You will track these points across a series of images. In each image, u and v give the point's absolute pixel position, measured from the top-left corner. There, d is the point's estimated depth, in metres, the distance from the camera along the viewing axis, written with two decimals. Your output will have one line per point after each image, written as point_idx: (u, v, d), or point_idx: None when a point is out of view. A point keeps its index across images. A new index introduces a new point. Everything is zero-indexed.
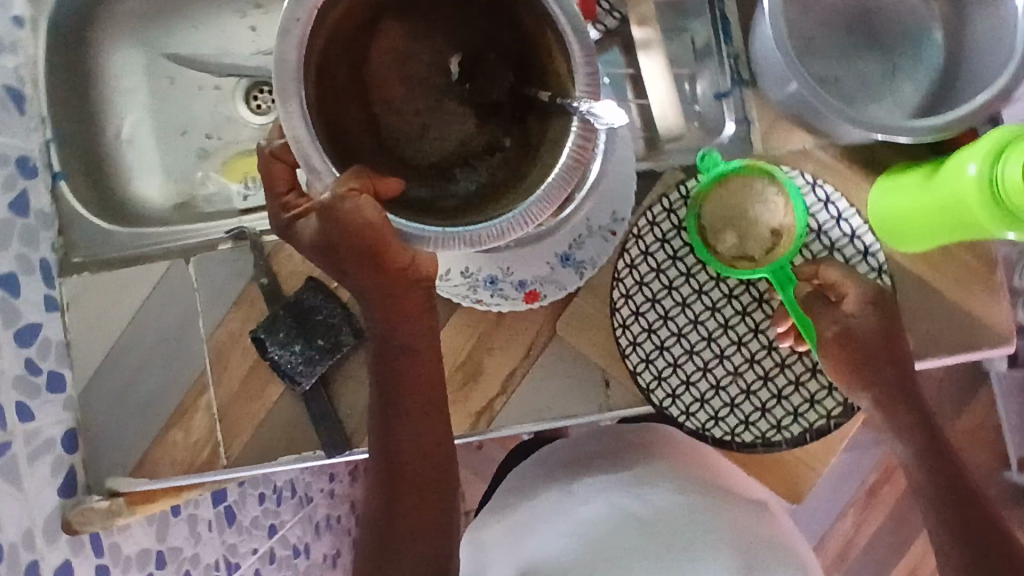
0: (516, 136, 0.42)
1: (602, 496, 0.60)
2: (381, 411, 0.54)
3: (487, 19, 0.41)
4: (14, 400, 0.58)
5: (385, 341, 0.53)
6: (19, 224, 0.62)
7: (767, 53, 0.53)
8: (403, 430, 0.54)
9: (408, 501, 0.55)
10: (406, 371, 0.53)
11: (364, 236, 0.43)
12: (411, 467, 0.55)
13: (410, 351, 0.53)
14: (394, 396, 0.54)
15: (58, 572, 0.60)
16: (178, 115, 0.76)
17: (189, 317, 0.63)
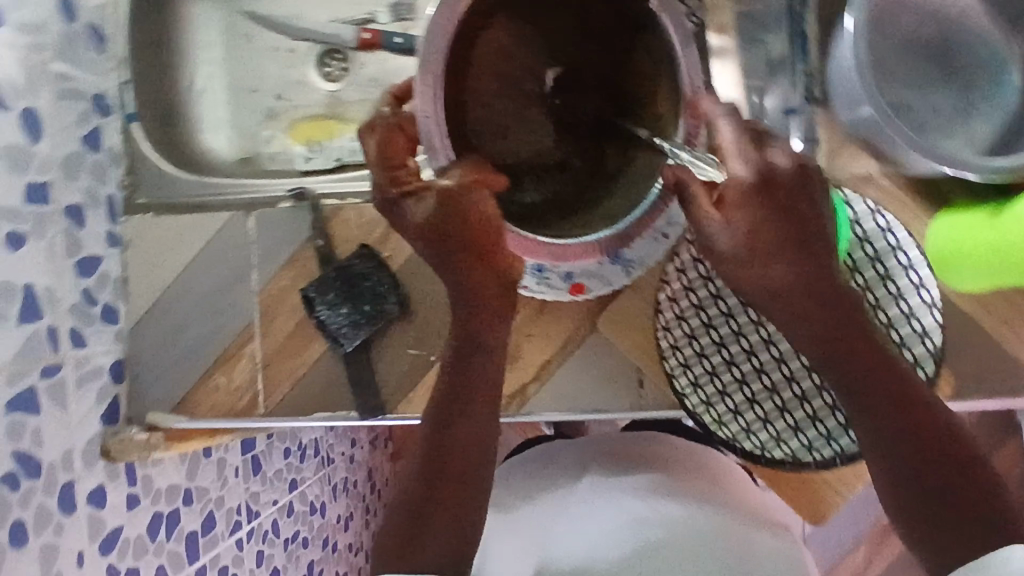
0: (582, 161, 0.56)
1: (606, 497, 0.67)
2: (447, 391, 0.53)
3: (592, 51, 0.55)
4: (69, 327, 0.60)
5: (462, 316, 0.54)
6: (90, 159, 0.64)
7: (845, 74, 0.53)
8: (464, 410, 0.52)
9: (443, 487, 0.51)
10: (484, 355, 0.53)
11: (477, 230, 0.51)
12: (459, 449, 0.52)
13: (486, 333, 0.53)
14: (460, 375, 0.53)
15: (92, 496, 0.61)
16: (251, 73, 0.78)
17: (243, 268, 0.65)
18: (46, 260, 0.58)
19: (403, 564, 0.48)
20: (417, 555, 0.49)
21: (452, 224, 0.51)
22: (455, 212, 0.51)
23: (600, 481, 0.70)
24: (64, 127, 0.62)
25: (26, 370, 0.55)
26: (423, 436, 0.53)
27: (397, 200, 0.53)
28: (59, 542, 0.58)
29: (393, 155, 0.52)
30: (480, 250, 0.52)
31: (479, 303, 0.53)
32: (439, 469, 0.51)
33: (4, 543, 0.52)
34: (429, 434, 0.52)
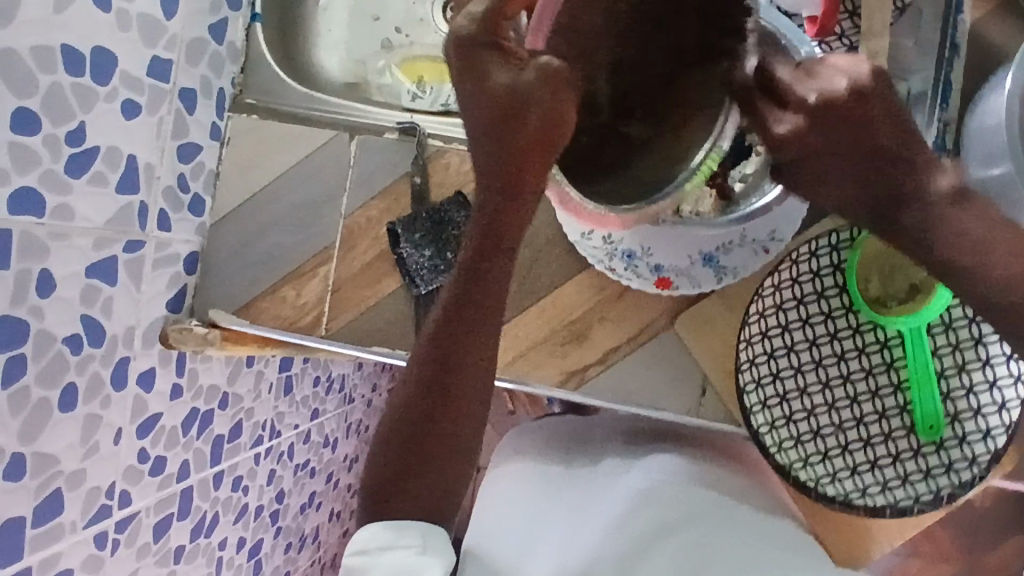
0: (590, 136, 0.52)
1: (626, 483, 0.65)
2: (439, 351, 0.51)
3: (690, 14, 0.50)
4: (159, 207, 0.60)
5: (473, 268, 0.50)
6: (212, 49, 0.64)
7: (989, 126, 0.54)
8: (458, 366, 0.51)
9: (433, 444, 0.52)
10: (484, 309, 0.51)
11: (535, 136, 0.49)
12: (449, 404, 0.51)
13: (490, 292, 0.51)
14: (456, 336, 0.51)
15: (141, 377, 0.59)
16: (376, 2, 0.79)
17: (336, 190, 0.66)
18: (153, 135, 0.58)
19: (386, 512, 0.52)
20: (399, 504, 0.52)
21: (510, 110, 0.49)
22: (519, 92, 0.48)
23: (625, 466, 0.68)
24: (197, 9, 0.61)
25: (111, 239, 0.54)
26: (408, 384, 0.52)
27: (468, 73, 0.51)
28: (103, 415, 0.55)
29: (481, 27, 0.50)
30: (523, 168, 0.50)
31: (481, 256, 0.50)
32: (425, 426, 0.52)
33: (53, 402, 0.50)
34: (415, 386, 0.52)
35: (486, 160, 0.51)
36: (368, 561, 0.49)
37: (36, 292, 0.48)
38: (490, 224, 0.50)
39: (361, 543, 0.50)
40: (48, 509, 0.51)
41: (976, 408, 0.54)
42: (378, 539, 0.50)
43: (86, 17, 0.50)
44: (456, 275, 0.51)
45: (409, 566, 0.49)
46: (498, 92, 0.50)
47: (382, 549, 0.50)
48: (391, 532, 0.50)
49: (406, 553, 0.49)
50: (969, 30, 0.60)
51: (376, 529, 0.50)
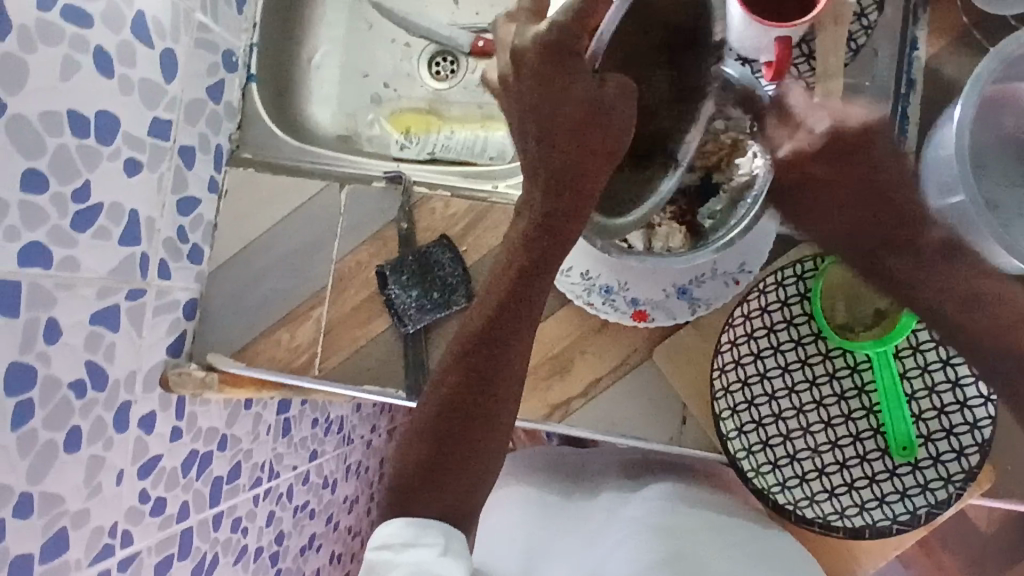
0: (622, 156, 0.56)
1: (614, 513, 0.67)
2: (478, 356, 0.53)
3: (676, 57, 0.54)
4: (160, 257, 0.63)
5: (515, 276, 0.53)
6: (210, 108, 0.68)
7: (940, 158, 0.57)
8: (495, 371, 0.53)
9: (459, 448, 0.53)
10: (521, 317, 0.53)
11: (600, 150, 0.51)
12: (480, 410, 0.53)
13: (529, 302, 0.53)
14: (495, 342, 0.53)
15: (142, 421, 0.62)
16: (365, 59, 0.83)
17: (327, 236, 0.70)
18: (154, 190, 0.61)
19: (405, 512, 0.52)
20: (418, 506, 0.52)
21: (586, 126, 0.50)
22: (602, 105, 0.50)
23: (614, 497, 0.69)
24: (195, 72, 0.66)
25: (115, 287, 0.57)
26: (447, 386, 0.54)
27: (548, 83, 0.50)
28: (105, 457, 0.58)
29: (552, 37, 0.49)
30: (585, 177, 0.51)
31: (523, 264, 0.53)
32: (454, 429, 0.53)
33: (58, 443, 0.53)
34: (449, 389, 0.53)
35: (550, 164, 0.51)
36: (390, 556, 0.50)
37: (43, 339, 0.50)
38: (538, 233, 0.52)
39: (384, 538, 0.51)
40: (53, 548, 0.53)
41: (947, 429, 0.55)
42: (400, 535, 0.51)
43: (91, 83, 0.54)
44: (495, 281, 0.54)
45: (430, 565, 0.50)
46: (575, 104, 0.50)
47: (405, 545, 0.51)
48: (414, 529, 0.51)
49: (429, 552, 0.50)
50: (923, 67, 0.63)
51: (399, 525, 0.51)
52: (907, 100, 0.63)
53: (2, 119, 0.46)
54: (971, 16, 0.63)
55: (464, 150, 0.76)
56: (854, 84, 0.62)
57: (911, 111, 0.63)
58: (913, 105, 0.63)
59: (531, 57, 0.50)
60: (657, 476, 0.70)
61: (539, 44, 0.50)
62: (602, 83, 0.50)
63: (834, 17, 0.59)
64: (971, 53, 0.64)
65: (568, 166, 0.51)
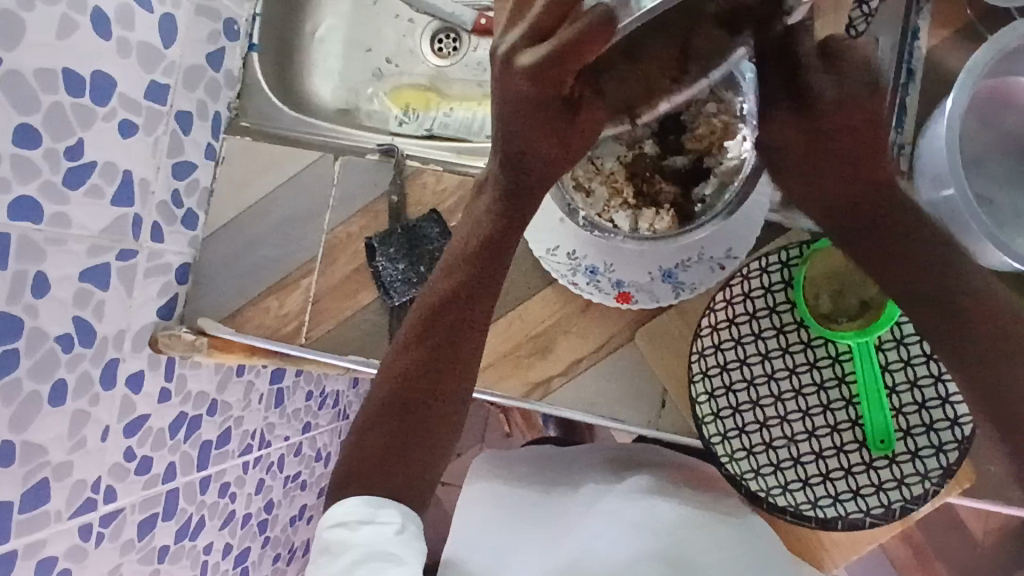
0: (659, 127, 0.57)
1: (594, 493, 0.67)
2: (437, 339, 0.54)
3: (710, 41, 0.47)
4: (153, 219, 0.64)
5: (479, 258, 0.55)
6: (209, 76, 0.69)
7: (933, 149, 0.56)
8: (455, 352, 0.54)
9: (416, 423, 0.54)
10: (477, 301, 0.55)
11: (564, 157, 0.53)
12: (437, 388, 0.54)
13: (486, 285, 0.55)
14: (453, 323, 0.54)
15: (130, 379, 0.63)
16: (369, 33, 0.84)
17: (319, 207, 0.70)
18: (149, 152, 0.62)
19: (361, 489, 0.52)
20: (375, 482, 0.52)
21: (559, 140, 0.52)
22: (569, 129, 0.51)
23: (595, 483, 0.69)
24: (195, 38, 0.67)
25: (105, 247, 0.58)
26: (406, 368, 0.54)
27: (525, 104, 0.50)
28: (91, 412, 0.59)
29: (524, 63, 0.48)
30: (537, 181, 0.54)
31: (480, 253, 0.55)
32: (410, 405, 0.54)
33: (43, 395, 0.54)
34: (409, 366, 0.54)
35: (517, 163, 0.53)
36: (345, 535, 0.50)
37: (31, 292, 0.52)
38: (496, 214, 0.55)
39: (339, 516, 0.51)
40: (35, 497, 0.55)
41: (928, 424, 0.54)
42: (357, 513, 0.50)
43: (88, 43, 0.55)
44: (454, 263, 0.56)
45: (386, 542, 0.50)
46: (540, 124, 0.51)
47: (361, 523, 0.50)
48: (371, 506, 0.51)
49: (385, 530, 0.50)
50: (924, 58, 0.62)
51: (356, 501, 0.51)
52: (906, 90, 0.61)
53: None
54: (975, 8, 0.62)
55: (461, 129, 0.76)
56: None
57: (910, 102, 0.61)
58: (912, 96, 0.61)
59: (516, 75, 0.49)
60: (638, 462, 0.70)
61: (526, 75, 0.48)
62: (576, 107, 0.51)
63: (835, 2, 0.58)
64: (972, 46, 0.62)
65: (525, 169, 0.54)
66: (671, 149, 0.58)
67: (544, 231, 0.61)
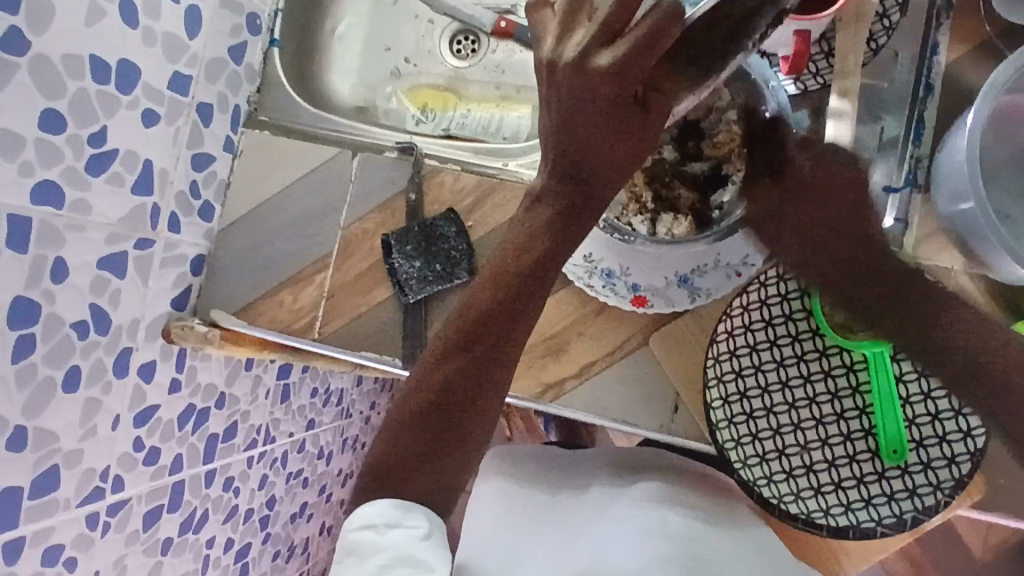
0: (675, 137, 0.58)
1: (603, 496, 0.67)
2: (477, 352, 0.52)
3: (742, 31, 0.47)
4: (171, 210, 0.64)
5: (527, 270, 0.52)
6: (231, 69, 0.70)
7: (952, 163, 0.56)
8: (493, 365, 0.53)
9: (446, 433, 0.53)
10: (521, 315, 0.53)
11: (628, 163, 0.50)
12: (472, 399, 0.53)
13: (531, 298, 0.53)
14: (494, 337, 0.53)
15: (142, 369, 0.63)
16: (388, 33, 0.84)
17: (335, 204, 0.71)
18: (170, 143, 0.63)
19: (391, 493, 0.52)
20: (404, 487, 0.52)
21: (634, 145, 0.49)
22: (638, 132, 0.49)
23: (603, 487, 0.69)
24: (218, 30, 0.67)
25: (124, 235, 0.58)
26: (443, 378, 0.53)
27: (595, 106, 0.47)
28: (103, 400, 0.59)
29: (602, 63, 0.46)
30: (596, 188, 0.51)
31: (529, 268, 0.52)
32: (444, 416, 0.53)
33: (57, 381, 0.54)
34: (446, 377, 0.53)
35: (578, 167, 0.50)
36: (374, 537, 0.50)
37: (50, 277, 0.52)
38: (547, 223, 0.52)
39: (368, 518, 0.51)
40: (45, 483, 0.54)
41: (941, 435, 0.55)
42: (386, 516, 0.51)
43: (115, 31, 0.55)
44: (501, 274, 0.53)
45: (414, 547, 0.50)
46: (610, 131, 0.48)
47: (389, 526, 0.51)
48: (399, 510, 0.51)
49: (411, 534, 0.50)
50: (943, 72, 0.62)
51: (385, 505, 0.51)
52: (924, 103, 0.62)
53: (24, 59, 0.48)
54: (994, 25, 0.63)
55: (479, 129, 0.77)
56: (873, 84, 0.62)
57: (928, 116, 0.62)
58: (930, 109, 0.62)
59: (592, 75, 0.46)
60: (646, 467, 0.70)
61: (605, 77, 0.46)
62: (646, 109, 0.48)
63: (856, 15, 0.58)
64: (990, 62, 0.63)
65: (587, 174, 0.50)
66: (688, 156, 0.59)
67: None
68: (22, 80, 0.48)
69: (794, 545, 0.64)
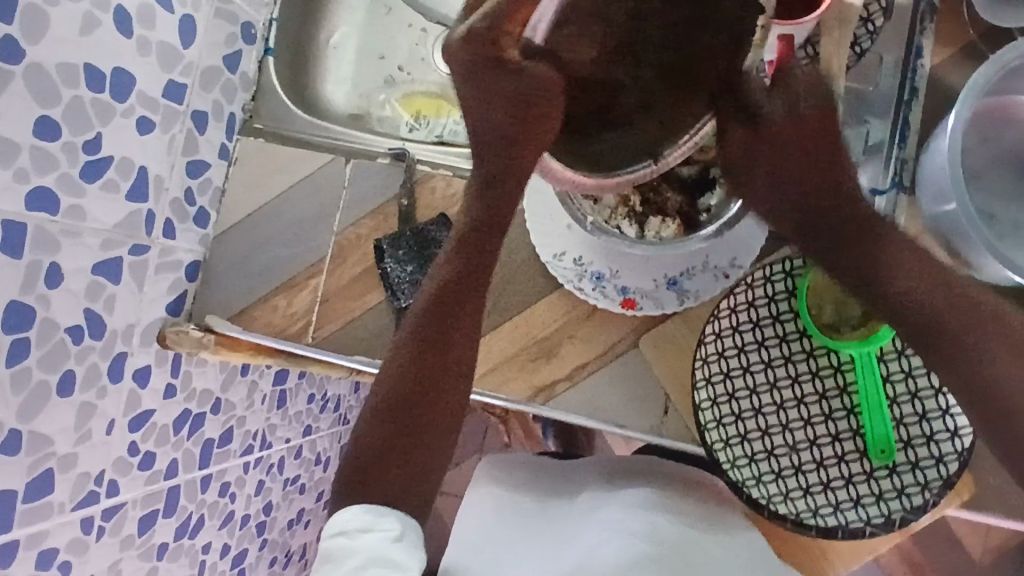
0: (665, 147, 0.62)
1: (597, 500, 0.67)
2: (429, 341, 0.55)
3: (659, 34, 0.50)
4: (166, 216, 0.65)
5: (469, 258, 0.56)
6: (226, 77, 0.71)
7: (935, 164, 0.57)
8: (444, 354, 0.55)
9: (412, 426, 0.54)
10: (470, 301, 0.56)
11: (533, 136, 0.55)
12: (431, 391, 0.55)
13: (474, 286, 0.56)
14: (444, 326, 0.55)
15: (137, 374, 0.63)
16: (382, 42, 0.85)
17: (329, 210, 0.71)
18: (164, 150, 0.63)
19: (362, 497, 0.53)
20: (375, 488, 0.53)
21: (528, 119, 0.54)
22: (526, 98, 0.53)
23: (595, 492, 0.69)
24: (212, 40, 0.68)
25: (119, 241, 0.59)
26: (399, 372, 0.55)
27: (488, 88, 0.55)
28: (98, 405, 0.59)
29: (490, 65, 0.53)
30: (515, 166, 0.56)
31: (467, 258, 0.56)
32: (407, 411, 0.55)
33: (51, 385, 0.54)
34: (404, 371, 0.55)
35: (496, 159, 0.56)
36: (345, 543, 0.50)
37: (45, 283, 0.52)
38: (484, 215, 0.56)
39: (340, 525, 0.51)
40: (39, 487, 0.55)
41: (929, 435, 0.55)
42: (358, 520, 0.51)
43: (110, 42, 0.56)
44: (444, 265, 0.56)
45: (386, 549, 0.50)
46: (506, 118, 0.55)
47: (361, 531, 0.51)
48: (371, 514, 0.52)
49: (385, 537, 0.51)
50: (927, 76, 0.63)
51: (357, 510, 0.52)
52: (909, 106, 0.63)
53: (19, 67, 0.49)
54: (978, 29, 0.64)
55: None
56: (859, 88, 0.63)
57: (913, 118, 0.63)
58: (915, 112, 0.63)
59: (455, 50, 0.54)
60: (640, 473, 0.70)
61: (465, 47, 0.53)
62: (523, 76, 0.53)
63: (839, 17, 0.55)
64: (974, 65, 0.64)
65: (503, 161, 0.56)
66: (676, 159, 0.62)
67: (552, 237, 0.62)
68: (17, 88, 0.48)
69: (787, 550, 0.64)
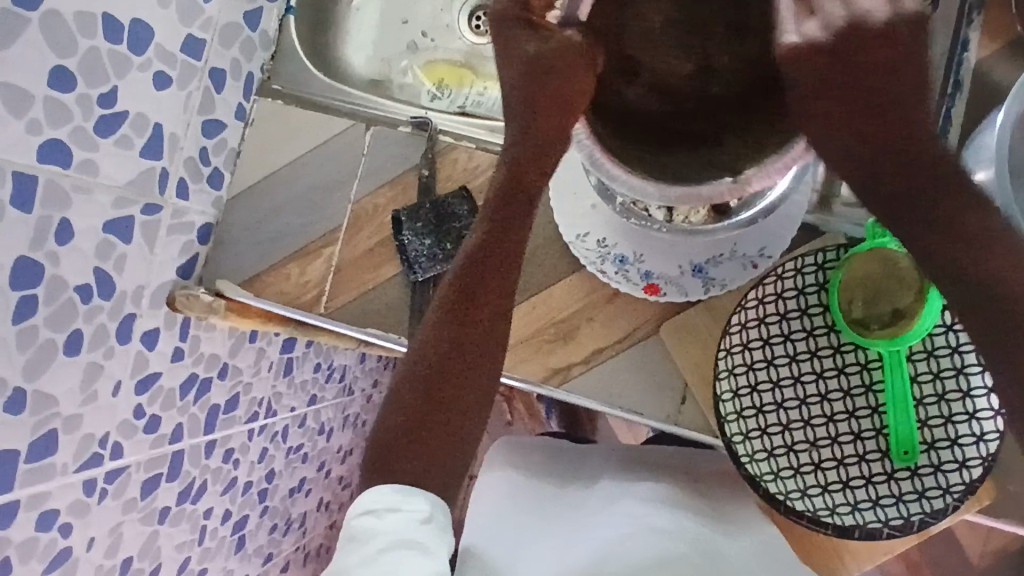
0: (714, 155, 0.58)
1: (607, 487, 0.66)
2: (457, 314, 0.54)
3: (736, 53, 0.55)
4: (179, 176, 0.63)
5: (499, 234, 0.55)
6: (245, 35, 0.69)
7: (979, 161, 0.55)
8: (472, 328, 0.54)
9: (439, 410, 0.53)
10: (496, 281, 0.54)
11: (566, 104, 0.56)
12: (457, 370, 0.54)
13: (504, 261, 0.55)
14: (473, 300, 0.54)
15: (145, 336, 0.62)
16: (406, 6, 0.83)
17: (346, 178, 0.70)
18: (181, 106, 0.61)
19: (387, 477, 0.52)
20: (399, 469, 0.52)
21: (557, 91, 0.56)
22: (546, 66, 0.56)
23: (605, 478, 0.68)
24: None
25: (131, 200, 0.57)
26: (429, 347, 0.54)
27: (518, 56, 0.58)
28: (105, 366, 0.58)
29: (519, 26, 0.59)
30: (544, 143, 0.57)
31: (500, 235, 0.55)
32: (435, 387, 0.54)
33: (58, 344, 0.53)
34: (432, 347, 0.54)
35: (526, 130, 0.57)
36: (372, 522, 0.49)
37: (54, 239, 0.50)
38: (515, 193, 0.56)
39: (368, 504, 0.50)
40: (43, 448, 0.53)
41: (953, 438, 0.54)
42: (387, 500, 0.50)
43: None
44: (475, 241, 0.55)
45: (412, 531, 0.48)
46: (536, 86, 0.57)
47: (389, 511, 0.50)
48: (401, 494, 0.50)
49: (411, 518, 0.50)
50: (972, 69, 0.61)
51: (386, 489, 0.50)
52: (952, 99, 0.60)
53: (35, 12, 0.46)
54: None
55: (494, 107, 0.76)
56: None
57: (955, 111, 0.61)
58: (958, 105, 0.61)
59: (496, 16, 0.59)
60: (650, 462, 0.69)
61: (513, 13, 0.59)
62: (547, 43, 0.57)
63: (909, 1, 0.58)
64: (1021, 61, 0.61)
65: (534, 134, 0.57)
66: None
67: (576, 217, 0.60)
68: (33, 34, 0.46)
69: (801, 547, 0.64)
